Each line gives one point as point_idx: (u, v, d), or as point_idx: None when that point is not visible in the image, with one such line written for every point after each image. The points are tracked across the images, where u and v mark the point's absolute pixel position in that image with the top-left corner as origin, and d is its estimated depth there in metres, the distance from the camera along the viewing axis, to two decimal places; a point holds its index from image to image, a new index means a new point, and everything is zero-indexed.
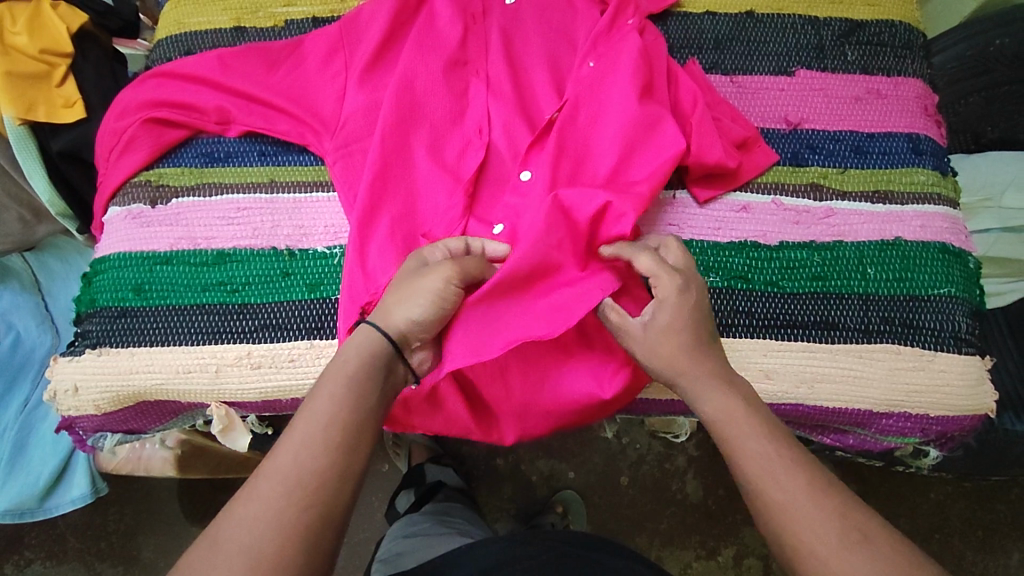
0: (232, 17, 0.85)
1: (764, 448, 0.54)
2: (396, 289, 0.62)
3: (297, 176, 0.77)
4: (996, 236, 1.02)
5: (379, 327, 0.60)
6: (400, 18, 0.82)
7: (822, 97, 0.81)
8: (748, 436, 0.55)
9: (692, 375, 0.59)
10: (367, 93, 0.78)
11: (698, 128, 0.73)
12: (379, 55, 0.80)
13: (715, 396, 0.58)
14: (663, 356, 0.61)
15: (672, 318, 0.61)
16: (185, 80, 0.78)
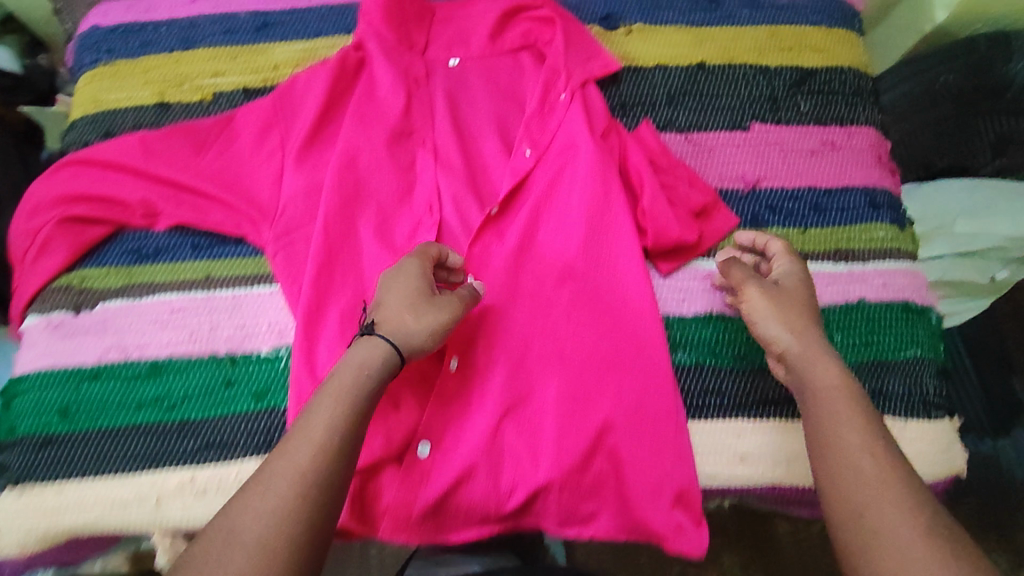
0: (154, 92, 0.78)
1: (845, 411, 0.57)
2: (394, 309, 0.60)
3: (236, 269, 0.72)
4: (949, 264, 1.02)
5: (392, 350, 0.59)
6: (337, 88, 0.77)
7: (778, 153, 0.79)
8: (841, 405, 0.57)
9: (806, 341, 0.62)
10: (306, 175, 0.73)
11: (653, 204, 0.72)
12: (318, 130, 0.75)
13: (814, 361, 0.60)
14: (793, 322, 0.62)
15: (789, 296, 0.65)
16: (106, 171, 0.72)
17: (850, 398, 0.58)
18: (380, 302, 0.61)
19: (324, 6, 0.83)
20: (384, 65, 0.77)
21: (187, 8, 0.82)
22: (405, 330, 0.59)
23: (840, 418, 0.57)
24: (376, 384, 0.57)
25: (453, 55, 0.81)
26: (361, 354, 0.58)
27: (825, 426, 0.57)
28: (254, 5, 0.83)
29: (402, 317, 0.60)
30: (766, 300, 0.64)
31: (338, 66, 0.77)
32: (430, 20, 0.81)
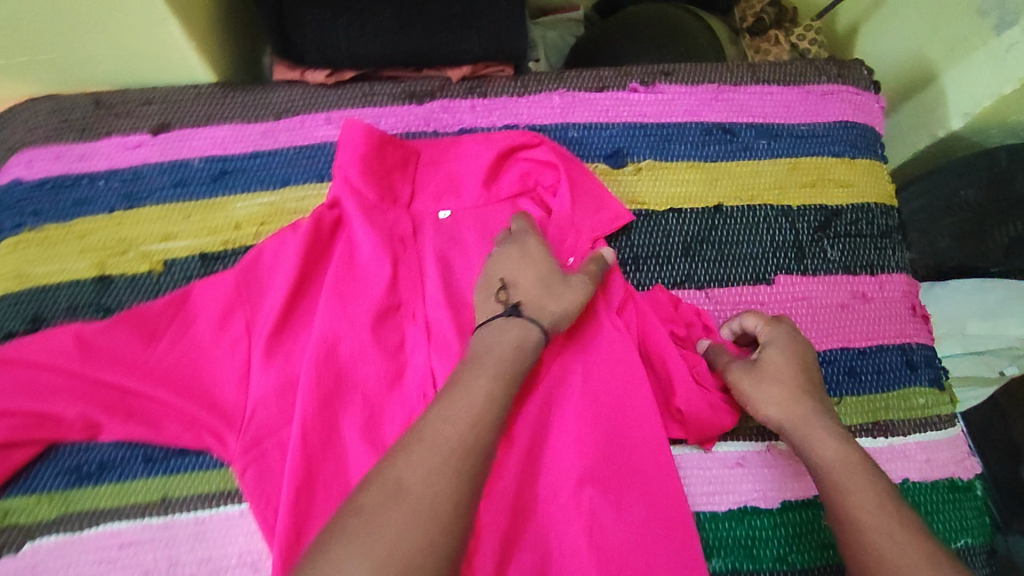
0: (93, 262, 0.67)
1: (853, 485, 0.54)
2: (529, 268, 0.63)
3: (197, 485, 0.62)
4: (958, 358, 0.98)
5: (535, 321, 0.60)
6: (312, 256, 0.67)
7: (807, 308, 0.72)
8: (848, 479, 0.55)
9: (806, 424, 0.60)
10: (282, 364, 0.64)
11: (680, 388, 0.64)
12: (290, 310, 0.66)
13: (817, 440, 0.58)
14: (781, 401, 0.61)
15: (778, 371, 0.63)
16: (31, 376, 0.60)
17: (861, 476, 0.55)
18: (514, 280, 0.62)
19: (290, 147, 0.73)
20: (365, 229, 0.67)
21: (128, 155, 0.70)
22: (545, 305, 0.61)
23: (853, 492, 0.54)
24: (526, 362, 0.58)
25: (443, 206, 0.71)
26: (508, 330, 0.59)
27: (836, 501, 0.54)
28: (209, 148, 0.71)
29: (538, 289, 0.62)
30: (759, 377, 0.63)
31: (312, 230, 0.67)
32: (415, 165, 0.72)
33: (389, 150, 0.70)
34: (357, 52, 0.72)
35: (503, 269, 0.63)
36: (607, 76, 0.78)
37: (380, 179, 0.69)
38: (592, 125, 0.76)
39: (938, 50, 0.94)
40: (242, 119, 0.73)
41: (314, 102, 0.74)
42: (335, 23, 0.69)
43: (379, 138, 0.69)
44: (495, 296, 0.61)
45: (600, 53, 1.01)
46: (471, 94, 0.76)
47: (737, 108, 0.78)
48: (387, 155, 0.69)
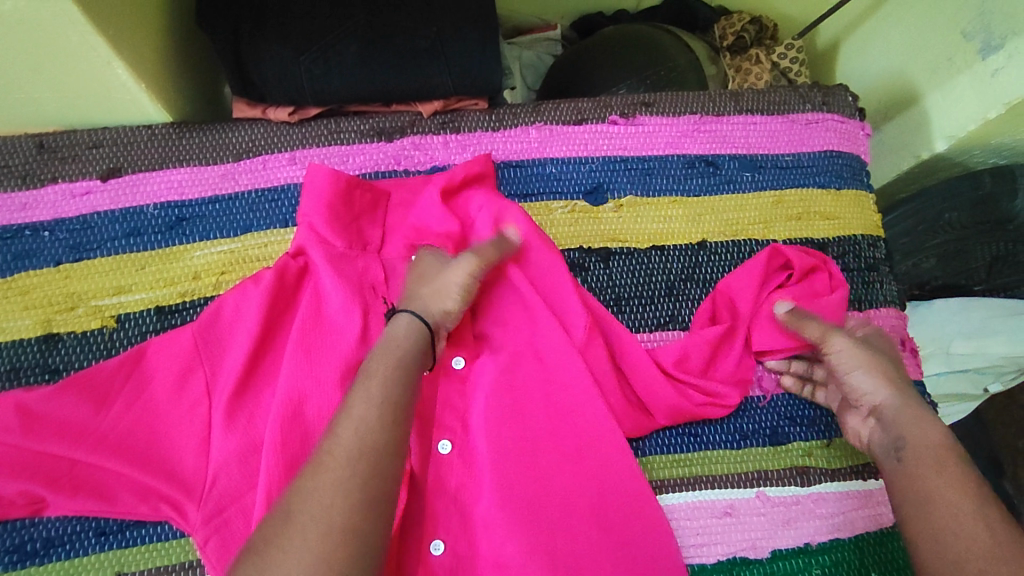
0: (39, 320, 0.63)
1: (926, 458, 0.53)
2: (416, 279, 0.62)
3: (152, 559, 0.58)
4: (943, 376, 0.95)
5: (417, 314, 0.58)
6: (275, 307, 0.63)
7: None
8: (921, 452, 0.54)
9: (896, 398, 0.58)
10: (243, 427, 0.60)
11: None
12: (253, 369, 0.61)
13: (909, 415, 0.57)
14: (884, 378, 0.60)
15: (869, 354, 0.61)
16: None
17: (932, 448, 0.54)
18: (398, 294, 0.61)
19: (251, 190, 0.69)
20: (332, 280, 0.63)
21: (76, 203, 0.66)
22: (417, 301, 0.59)
23: (920, 464, 0.54)
24: (410, 354, 0.55)
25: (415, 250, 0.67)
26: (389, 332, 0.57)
27: (906, 470, 0.54)
28: (164, 193, 0.67)
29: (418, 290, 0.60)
30: (873, 349, 0.62)
31: (274, 282, 0.63)
32: (385, 207, 0.68)
33: (357, 194, 0.66)
34: (321, 90, 0.68)
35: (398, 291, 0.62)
36: (586, 108, 0.75)
37: (347, 225, 0.65)
38: (570, 160, 0.73)
39: (921, 70, 0.91)
40: (199, 161, 0.68)
41: (276, 142, 0.70)
42: (297, 61, 0.66)
43: (346, 182, 0.65)
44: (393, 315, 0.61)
45: (576, 74, 0.96)
46: (444, 130, 0.73)
47: (718, 139, 0.75)
48: (354, 199, 0.66)
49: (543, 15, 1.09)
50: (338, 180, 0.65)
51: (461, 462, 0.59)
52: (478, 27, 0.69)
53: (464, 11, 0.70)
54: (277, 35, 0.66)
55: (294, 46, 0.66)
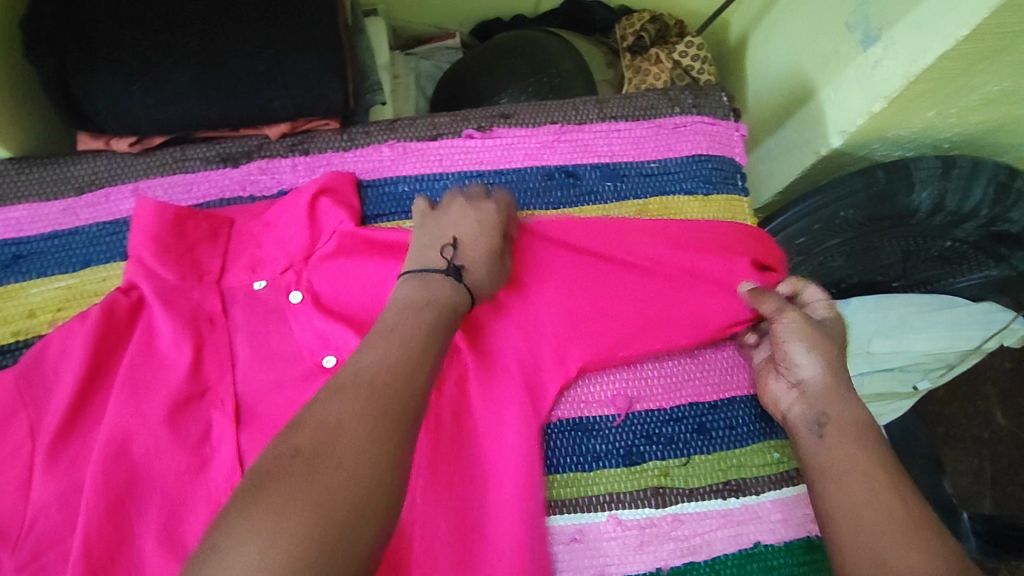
0: None
1: (846, 442, 0.56)
2: (488, 240, 0.61)
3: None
4: (868, 376, 0.96)
5: (460, 282, 0.57)
6: (109, 342, 0.62)
7: (654, 368, 0.66)
8: (837, 433, 0.56)
9: (835, 388, 0.59)
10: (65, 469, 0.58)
11: (504, 463, 0.60)
12: (80, 408, 0.60)
13: (832, 395, 0.58)
14: (825, 358, 0.60)
15: (815, 339, 0.61)
16: None
17: (846, 435, 0.56)
18: (464, 243, 0.60)
19: (92, 224, 0.68)
20: (162, 314, 0.61)
21: None
22: (467, 261, 0.59)
23: (839, 446, 0.56)
24: (432, 316, 0.54)
25: (259, 277, 0.66)
26: (428, 282, 0.56)
27: (815, 448, 0.57)
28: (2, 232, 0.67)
29: (485, 271, 0.60)
30: (826, 347, 0.61)
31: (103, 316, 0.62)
32: (227, 235, 0.67)
33: (190, 225, 0.65)
34: (159, 119, 0.68)
35: (457, 229, 0.61)
36: (442, 122, 0.73)
37: (177, 255, 0.64)
38: (424, 177, 0.71)
39: (814, 63, 0.88)
40: (40, 197, 0.68)
41: (120, 174, 0.70)
42: (128, 92, 0.66)
43: (175, 215, 0.65)
44: (438, 251, 0.59)
45: (464, 83, 0.94)
46: (292, 152, 0.72)
47: (580, 148, 0.73)
48: (185, 229, 0.65)
49: (441, 23, 1.07)
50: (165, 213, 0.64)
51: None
52: (316, 47, 0.68)
53: (306, 31, 0.68)
54: (107, 68, 0.65)
55: (125, 76, 0.65)
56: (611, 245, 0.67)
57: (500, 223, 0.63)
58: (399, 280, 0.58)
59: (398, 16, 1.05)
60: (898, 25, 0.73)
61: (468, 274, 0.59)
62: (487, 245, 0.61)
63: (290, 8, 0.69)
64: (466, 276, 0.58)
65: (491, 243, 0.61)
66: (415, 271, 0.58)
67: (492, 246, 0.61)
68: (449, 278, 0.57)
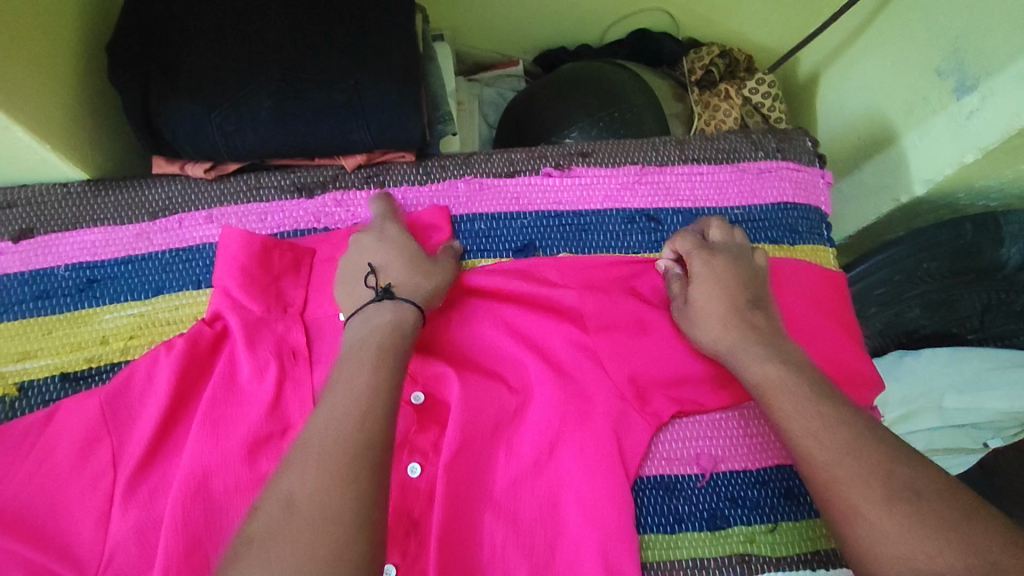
0: None
1: (757, 352, 0.56)
2: (399, 251, 0.60)
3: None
4: (937, 431, 0.91)
5: (401, 297, 0.57)
6: (187, 372, 0.60)
7: (739, 429, 0.64)
8: (743, 346, 0.57)
9: (743, 296, 0.60)
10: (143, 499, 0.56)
11: (592, 511, 0.56)
12: (161, 441, 0.58)
13: (748, 356, 0.57)
14: (710, 329, 0.59)
15: (707, 291, 0.60)
16: None
17: (758, 348, 0.57)
18: (382, 266, 0.59)
19: (165, 250, 0.67)
20: (245, 347, 0.60)
21: None
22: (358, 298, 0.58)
23: (752, 362, 0.56)
24: (383, 342, 0.53)
25: None
26: (368, 315, 0.56)
27: (735, 362, 0.58)
28: (77, 255, 0.66)
29: (413, 277, 0.59)
30: (718, 266, 0.61)
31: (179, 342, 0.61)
32: (309, 265, 0.66)
33: (275, 254, 0.64)
34: (236, 147, 0.67)
35: (371, 254, 0.60)
36: (518, 159, 0.71)
37: (258, 281, 0.62)
38: (501, 216, 0.69)
39: (896, 108, 0.85)
40: (115, 221, 0.67)
41: (194, 200, 0.68)
42: (208, 117, 0.64)
43: (261, 244, 0.64)
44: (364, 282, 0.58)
45: (532, 114, 0.93)
46: (367, 184, 0.70)
47: (661, 191, 0.71)
48: (269, 254, 0.64)
49: (505, 50, 1.06)
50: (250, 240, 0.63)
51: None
52: (398, 78, 0.66)
53: (388, 64, 0.67)
54: (188, 94, 0.64)
55: (205, 103, 0.64)
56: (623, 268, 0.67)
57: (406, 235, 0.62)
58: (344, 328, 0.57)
59: (463, 42, 1.04)
60: (998, 75, 0.69)
61: (399, 290, 0.58)
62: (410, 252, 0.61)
63: (372, 39, 0.68)
64: (399, 292, 0.58)
65: (416, 250, 0.61)
66: (355, 312, 0.57)
67: (414, 255, 0.61)
68: (385, 303, 0.56)
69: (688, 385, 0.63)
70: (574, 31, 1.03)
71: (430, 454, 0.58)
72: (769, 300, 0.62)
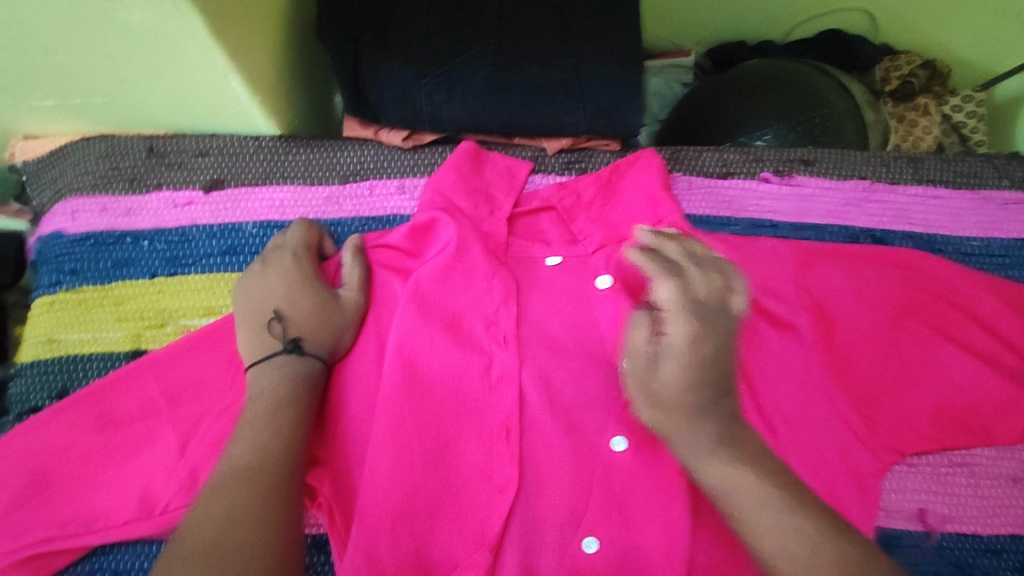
0: (128, 334, 0.60)
1: (713, 457, 0.51)
2: (307, 295, 0.57)
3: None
4: None
5: (290, 348, 0.55)
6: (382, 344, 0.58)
7: (968, 484, 0.58)
8: (707, 444, 0.52)
9: (713, 386, 0.54)
10: (330, 477, 0.53)
11: None
12: (353, 416, 0.55)
13: (719, 459, 0.51)
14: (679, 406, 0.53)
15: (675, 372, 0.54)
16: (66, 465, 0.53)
17: (715, 447, 0.52)
18: (288, 311, 0.56)
19: (355, 217, 0.64)
20: (450, 329, 0.56)
21: (177, 214, 0.63)
22: (303, 328, 0.56)
23: (717, 462, 0.51)
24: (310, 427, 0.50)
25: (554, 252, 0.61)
26: (282, 365, 0.54)
27: (678, 449, 0.53)
28: (266, 212, 0.63)
29: (316, 318, 0.56)
30: (692, 353, 0.54)
31: (384, 272, 0.61)
32: (524, 210, 0.63)
33: (498, 218, 0.61)
34: (439, 116, 0.62)
35: (279, 297, 0.57)
36: (733, 160, 0.65)
37: (480, 235, 0.59)
38: (711, 219, 0.64)
39: None
40: (305, 181, 0.64)
41: (386, 167, 0.65)
42: (418, 84, 0.61)
43: (475, 150, 0.63)
44: (265, 329, 0.56)
45: (708, 110, 0.85)
46: (568, 169, 0.66)
47: (891, 212, 0.64)
48: (486, 188, 0.62)
49: (679, 39, 0.99)
50: (468, 175, 0.61)
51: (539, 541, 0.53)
52: (621, 62, 0.61)
53: (610, 42, 0.62)
54: (401, 55, 0.61)
55: (418, 68, 0.61)
56: (845, 280, 0.61)
57: (319, 275, 0.59)
58: (261, 361, 0.54)
59: None
60: None
61: (308, 343, 0.55)
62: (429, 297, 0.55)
63: (595, 15, 0.62)
64: (309, 347, 0.55)
65: (321, 293, 0.57)
66: (259, 360, 0.54)
67: (317, 302, 0.57)
68: (291, 359, 0.54)
69: (917, 430, 0.56)
70: (756, 24, 0.95)
71: (633, 461, 0.54)
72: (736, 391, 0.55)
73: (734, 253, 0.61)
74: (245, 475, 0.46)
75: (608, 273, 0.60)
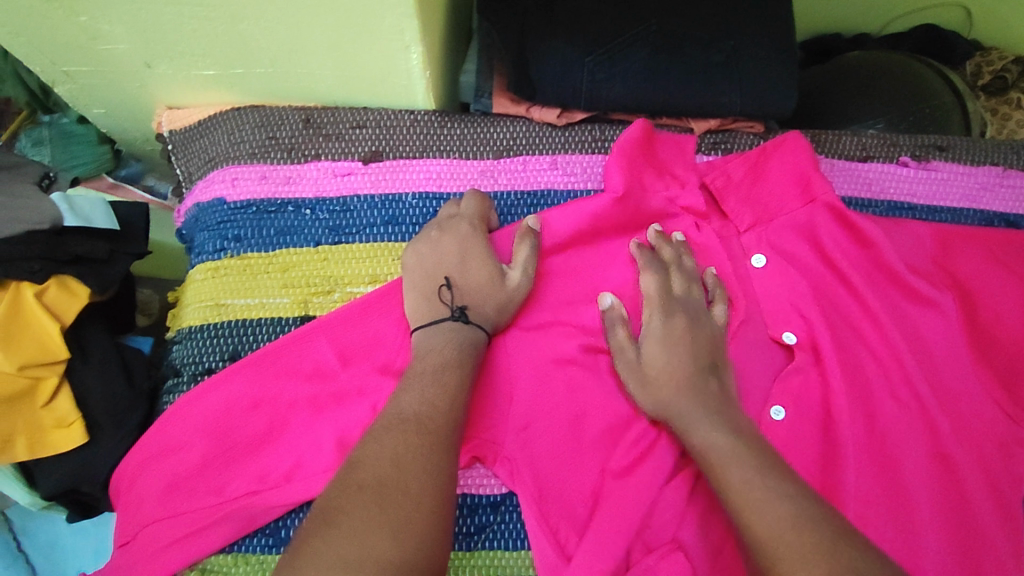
0: (296, 299, 0.61)
1: (707, 417, 0.53)
2: (478, 268, 0.58)
3: (497, 566, 0.56)
4: None
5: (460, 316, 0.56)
6: (551, 313, 0.60)
7: None
8: (692, 409, 0.54)
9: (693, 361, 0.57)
10: (511, 440, 0.55)
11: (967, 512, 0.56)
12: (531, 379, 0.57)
13: (702, 424, 0.53)
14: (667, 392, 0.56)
15: (670, 356, 0.57)
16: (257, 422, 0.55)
17: (708, 414, 0.53)
18: (459, 280, 0.58)
19: (511, 191, 0.65)
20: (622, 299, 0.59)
21: (337, 183, 0.64)
22: (472, 299, 0.57)
23: (701, 427, 0.53)
24: None
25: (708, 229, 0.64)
26: (450, 332, 0.55)
27: (680, 421, 0.54)
28: (424, 183, 0.65)
29: (484, 292, 0.58)
30: (674, 329, 0.58)
31: (548, 242, 0.62)
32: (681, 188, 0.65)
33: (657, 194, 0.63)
34: (596, 94, 0.64)
35: (450, 265, 0.59)
36: (872, 144, 0.68)
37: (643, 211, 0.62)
38: (854, 200, 0.66)
39: None
40: (461, 154, 0.66)
41: (539, 143, 0.67)
42: (581, 62, 0.62)
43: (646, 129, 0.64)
44: (436, 294, 0.57)
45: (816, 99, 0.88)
46: (714, 150, 0.68)
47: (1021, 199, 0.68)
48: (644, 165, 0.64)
49: None
50: (635, 152, 0.63)
51: (708, 507, 0.55)
52: (772, 48, 0.65)
53: (761, 30, 0.65)
54: (565, 33, 0.63)
55: (582, 46, 0.62)
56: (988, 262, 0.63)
57: (488, 249, 0.60)
58: (428, 325, 0.56)
59: None
60: None
61: (474, 313, 0.57)
62: (653, 282, 0.60)
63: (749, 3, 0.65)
64: (476, 317, 0.56)
65: (489, 265, 0.59)
66: (427, 324, 0.56)
67: (486, 276, 0.58)
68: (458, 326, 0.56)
69: None
70: (855, 16, 0.98)
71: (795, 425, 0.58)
72: (728, 368, 0.58)
73: (883, 234, 0.63)
74: (439, 434, 0.48)
75: (762, 251, 0.63)
